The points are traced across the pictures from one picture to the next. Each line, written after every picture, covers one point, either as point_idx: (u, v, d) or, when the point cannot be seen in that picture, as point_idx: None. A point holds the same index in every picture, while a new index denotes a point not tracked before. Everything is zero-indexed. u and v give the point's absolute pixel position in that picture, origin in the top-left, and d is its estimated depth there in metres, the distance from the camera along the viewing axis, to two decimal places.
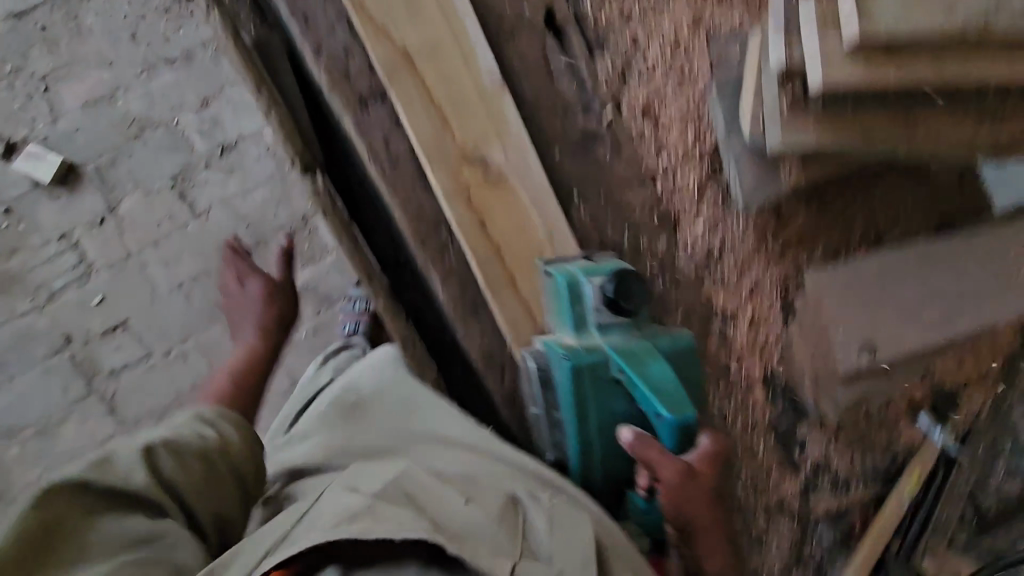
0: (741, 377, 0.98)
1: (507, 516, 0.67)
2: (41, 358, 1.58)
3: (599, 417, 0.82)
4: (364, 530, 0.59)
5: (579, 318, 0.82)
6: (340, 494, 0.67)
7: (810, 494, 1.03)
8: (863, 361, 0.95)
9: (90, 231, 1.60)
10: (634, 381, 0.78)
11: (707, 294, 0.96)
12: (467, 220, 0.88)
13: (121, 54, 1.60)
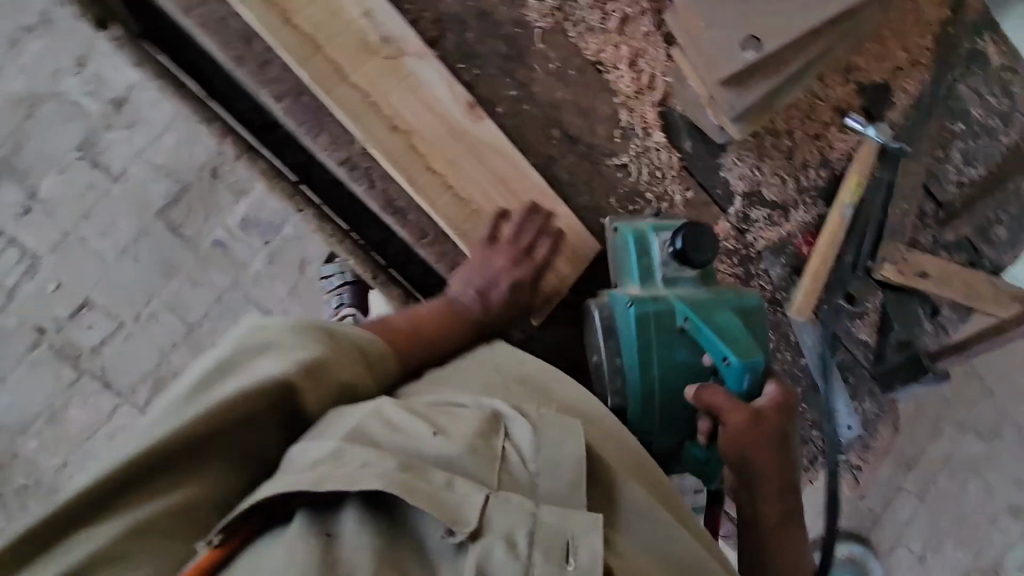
0: (633, 122, 0.91)
1: (485, 432, 0.53)
2: (24, 353, 1.49)
3: (664, 370, 0.73)
4: (317, 481, 0.45)
5: (646, 271, 0.76)
6: (293, 445, 0.51)
7: (744, 228, 0.97)
8: (748, 59, 0.81)
9: (21, 221, 1.48)
10: (701, 331, 0.71)
11: (573, 43, 0.89)
12: (267, 15, 0.74)
13: None
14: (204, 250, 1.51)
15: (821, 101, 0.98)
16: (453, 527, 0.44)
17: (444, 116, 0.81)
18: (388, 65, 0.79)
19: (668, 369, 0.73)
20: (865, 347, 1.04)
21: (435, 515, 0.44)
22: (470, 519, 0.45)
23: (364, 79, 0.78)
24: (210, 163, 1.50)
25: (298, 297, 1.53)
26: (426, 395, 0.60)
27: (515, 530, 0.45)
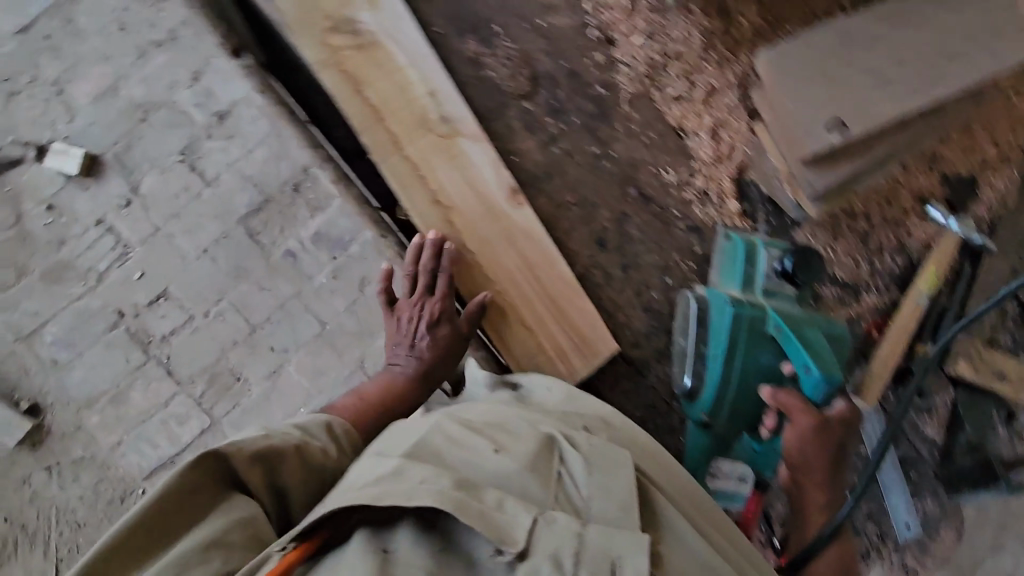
0: (711, 191, 0.93)
1: (541, 459, 0.57)
2: (100, 330, 1.08)
3: (744, 368, 0.79)
4: (379, 495, 0.48)
5: (749, 278, 0.83)
6: (368, 460, 0.56)
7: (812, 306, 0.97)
8: (833, 140, 0.83)
9: (121, 212, 1.09)
10: (790, 340, 0.76)
11: (659, 110, 0.92)
12: (340, 85, 0.81)
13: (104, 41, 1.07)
14: (273, 257, 1.09)
15: (902, 188, 0.97)
16: (503, 546, 0.47)
17: (486, 196, 0.83)
18: (437, 141, 0.83)
19: (750, 367, 0.79)
20: (931, 444, 1.00)
21: (488, 535, 0.47)
22: (520, 538, 0.48)
23: (415, 153, 0.82)
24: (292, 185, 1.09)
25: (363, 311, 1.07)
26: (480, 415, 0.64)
27: (562, 549, 0.47)
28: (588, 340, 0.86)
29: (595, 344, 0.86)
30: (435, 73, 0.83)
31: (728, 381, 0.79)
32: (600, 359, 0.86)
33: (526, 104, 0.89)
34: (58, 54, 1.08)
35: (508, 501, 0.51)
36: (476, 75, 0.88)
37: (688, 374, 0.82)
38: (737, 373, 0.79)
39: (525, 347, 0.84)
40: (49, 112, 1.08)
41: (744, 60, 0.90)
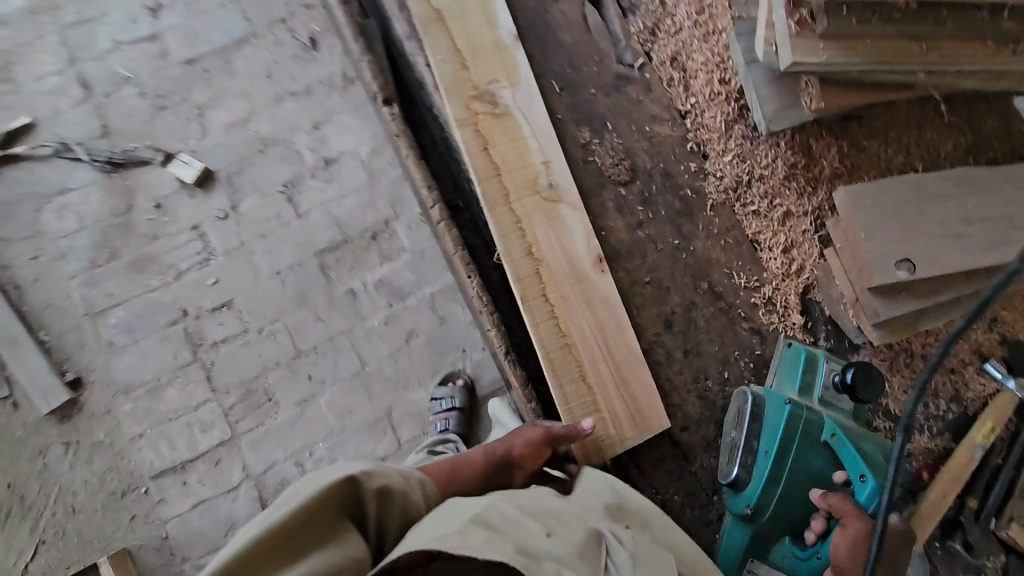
0: (777, 301, 0.99)
1: (587, 551, 0.68)
2: (161, 326, 1.53)
3: (794, 470, 0.81)
4: (451, 548, 0.61)
5: (807, 385, 0.88)
6: (439, 518, 0.68)
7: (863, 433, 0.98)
8: (900, 276, 0.89)
9: (215, 224, 1.58)
10: (846, 447, 0.79)
11: (738, 220, 1.02)
12: (470, 140, 0.94)
13: (257, 89, 1.65)
14: (336, 294, 1.56)
15: (962, 339, 1.01)
16: None
17: (576, 262, 0.92)
18: (543, 204, 0.94)
19: (800, 470, 0.81)
20: None
21: None
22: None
23: (521, 210, 0.93)
24: (372, 229, 1.61)
25: (400, 360, 1.54)
26: (533, 496, 0.75)
27: None
28: (640, 413, 0.90)
29: (646, 420, 0.90)
30: (553, 147, 0.96)
31: (777, 476, 0.81)
32: (648, 435, 0.90)
33: (622, 190, 1.00)
34: (210, 86, 1.64)
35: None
36: (584, 156, 1.00)
37: (736, 466, 0.83)
38: (786, 473, 0.81)
39: (582, 405, 0.89)
40: (184, 130, 1.61)
41: (820, 195, 1.02)
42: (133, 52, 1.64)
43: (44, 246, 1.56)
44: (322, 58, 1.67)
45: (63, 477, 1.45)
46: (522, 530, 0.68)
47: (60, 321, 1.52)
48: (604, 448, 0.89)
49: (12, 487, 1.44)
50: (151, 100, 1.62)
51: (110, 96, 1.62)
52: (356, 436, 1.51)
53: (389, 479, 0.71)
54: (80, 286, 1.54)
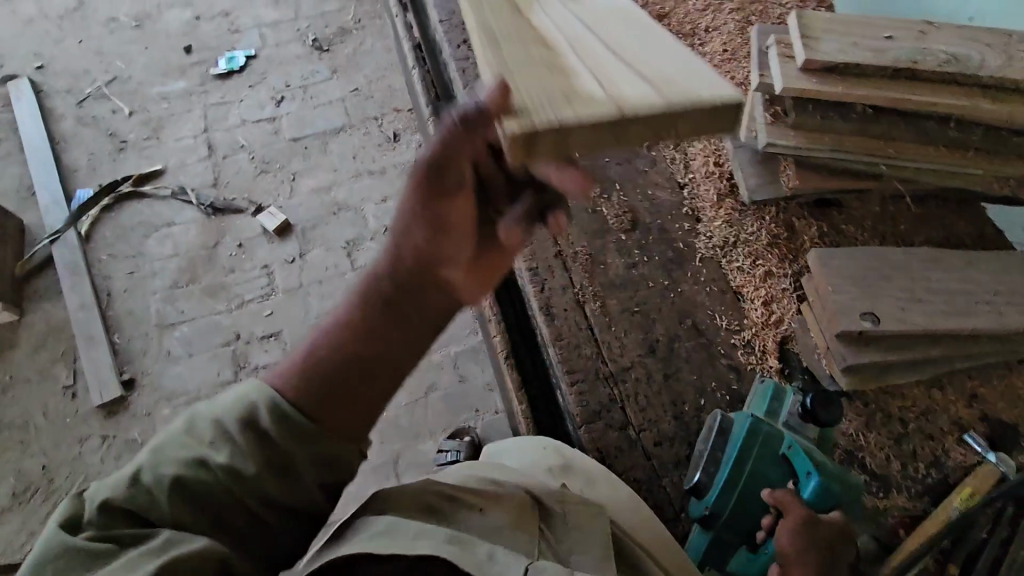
0: (756, 345, 1.09)
1: (525, 519, 0.72)
2: (215, 346, 2.04)
3: (751, 476, 0.87)
4: (381, 544, 0.62)
5: (771, 411, 0.96)
6: (365, 517, 0.68)
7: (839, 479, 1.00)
8: (865, 326, 1.00)
9: (284, 266, 2.17)
10: (800, 456, 0.86)
11: (724, 272, 1.15)
12: None
13: (344, 166, 2.33)
14: None
15: (940, 409, 1.05)
16: None
17: None
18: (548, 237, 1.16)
19: (758, 477, 0.87)
20: None
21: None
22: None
23: None
24: None
25: (414, 409, 1.97)
26: (464, 479, 0.78)
27: None
28: (662, 85, 0.59)
29: (658, 98, 0.56)
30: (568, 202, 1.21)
31: (735, 482, 0.87)
32: (676, 138, 0.58)
33: (624, 236, 1.18)
34: (306, 158, 2.35)
35: (497, 551, 0.65)
36: (592, 208, 1.20)
37: (698, 471, 0.90)
38: (743, 478, 0.87)
39: (547, 94, 0.56)
40: (278, 189, 2.29)
41: (800, 262, 1.15)
42: (253, 139, 2.39)
43: (140, 266, 2.16)
44: (400, 153, 2.36)
45: (92, 467, 1.86)
46: (454, 511, 0.71)
47: (133, 329, 2.06)
48: (581, 134, 0.53)
49: (46, 468, 1.86)
50: (278, 176, 2.31)
51: (221, 158, 2.35)
52: (362, 474, 1.88)
53: (167, 457, 0.61)
54: (157, 302, 2.10)
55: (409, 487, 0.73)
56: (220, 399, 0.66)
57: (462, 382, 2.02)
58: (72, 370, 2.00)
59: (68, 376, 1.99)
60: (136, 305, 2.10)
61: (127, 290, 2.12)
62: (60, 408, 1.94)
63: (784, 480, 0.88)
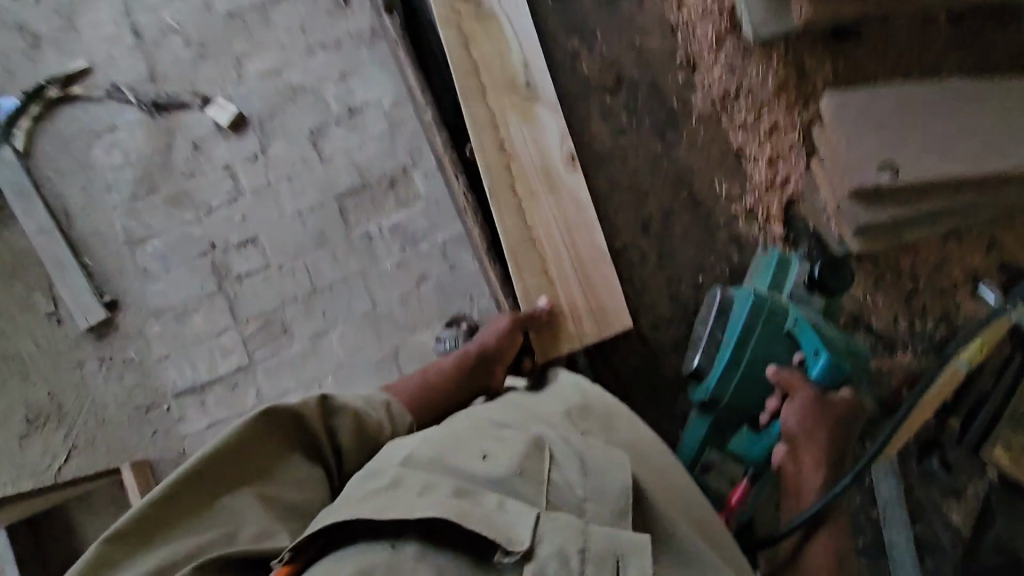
0: (761, 205, 1.32)
1: (532, 455, 0.81)
2: (192, 258, 1.95)
3: (759, 346, 1.08)
4: (378, 510, 0.69)
5: (778, 281, 1.16)
6: (351, 499, 0.72)
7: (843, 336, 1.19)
8: (881, 180, 1.06)
9: (246, 164, 2.00)
10: (802, 331, 1.03)
11: (736, 144, 1.33)
12: (450, 37, 1.33)
13: (292, 41, 2.03)
14: (354, 236, 1.97)
15: (955, 262, 1.20)
16: (510, 548, 0.69)
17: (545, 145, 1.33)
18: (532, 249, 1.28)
19: (765, 350, 1.08)
20: None
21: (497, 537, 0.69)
22: (525, 542, 0.69)
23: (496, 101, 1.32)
24: (391, 174, 2.00)
25: (409, 302, 1.93)
26: (458, 453, 0.80)
27: (565, 546, 0.71)
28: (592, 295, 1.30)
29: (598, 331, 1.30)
30: (543, 203, 1.30)
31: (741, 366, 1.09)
32: None
33: None
34: (246, 34, 2.03)
35: (508, 502, 0.74)
36: None
37: (703, 357, 1.16)
38: (752, 349, 1.09)
39: None
40: (223, 77, 2.03)
41: (809, 110, 1.27)
42: (180, 15, 2.04)
43: (93, 180, 2.00)
44: (352, 17, 2.03)
45: (97, 389, 1.89)
46: (465, 460, 0.80)
47: (103, 248, 1.96)
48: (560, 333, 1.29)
49: (53, 394, 1.88)
50: (219, 61, 2.03)
51: (150, 43, 2.04)
52: (364, 370, 1.90)
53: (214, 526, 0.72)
54: (121, 219, 1.98)
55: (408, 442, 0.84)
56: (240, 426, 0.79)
57: (454, 270, 1.94)
58: (50, 296, 1.93)
59: (48, 304, 1.93)
60: (100, 224, 1.98)
61: (85, 209, 1.98)
62: (49, 336, 1.91)
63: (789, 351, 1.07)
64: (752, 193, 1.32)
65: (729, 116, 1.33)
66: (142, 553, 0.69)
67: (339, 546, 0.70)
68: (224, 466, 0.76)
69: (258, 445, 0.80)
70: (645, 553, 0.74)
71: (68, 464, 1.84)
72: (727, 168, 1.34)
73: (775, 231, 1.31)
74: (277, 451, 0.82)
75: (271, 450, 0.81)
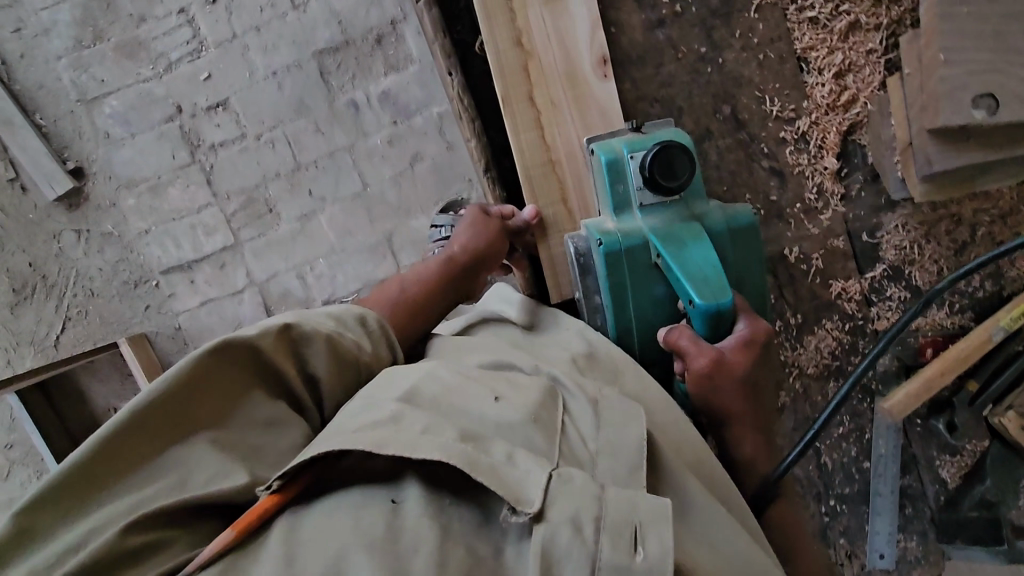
0: (817, 131, 1.04)
1: (546, 405, 0.75)
2: (157, 123, 1.74)
3: (636, 296, 0.93)
4: (380, 442, 0.62)
5: (621, 199, 0.92)
6: (354, 425, 0.66)
7: (873, 299, 1.07)
8: (976, 115, 0.89)
9: (204, 8, 1.69)
10: (669, 264, 0.86)
11: (804, 49, 1.02)
12: None
13: None
14: (338, 105, 1.74)
15: None
16: (519, 509, 0.59)
17: (565, 40, 1.00)
18: (550, 175, 1.03)
19: (643, 296, 0.93)
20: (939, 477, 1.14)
21: (504, 494, 0.59)
22: (535, 503, 0.59)
23: None
24: (378, 29, 1.70)
25: (402, 183, 1.76)
26: (457, 400, 0.73)
27: (581, 516, 0.58)
28: None
29: None
30: (561, 121, 1.01)
31: (628, 329, 0.95)
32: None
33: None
34: None
35: (517, 457, 0.64)
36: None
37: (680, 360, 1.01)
38: (630, 302, 0.93)
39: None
40: None
41: (898, 8, 0.97)
42: None
43: (25, 19, 1.70)
44: None
45: (79, 262, 1.82)
46: (475, 400, 0.73)
47: (55, 107, 1.74)
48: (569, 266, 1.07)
49: (35, 266, 1.82)
50: None
51: None
52: (356, 256, 1.81)
53: (157, 475, 0.62)
54: (68, 71, 1.72)
55: (411, 379, 0.75)
56: (192, 359, 0.66)
57: (451, 150, 1.74)
58: (7, 161, 1.76)
59: (6, 168, 1.77)
60: (45, 77, 1.73)
61: (24, 57, 1.72)
62: (16, 205, 1.79)
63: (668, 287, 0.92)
64: (808, 115, 1.03)
65: (800, 7, 1.01)
66: (97, 502, 0.59)
67: (335, 489, 0.64)
68: (171, 402, 0.64)
69: (211, 380, 0.68)
70: (668, 524, 0.59)
71: (65, 333, 1.85)
72: (783, 78, 1.03)
73: (828, 165, 1.05)
74: (235, 383, 0.70)
75: (224, 383, 0.69)
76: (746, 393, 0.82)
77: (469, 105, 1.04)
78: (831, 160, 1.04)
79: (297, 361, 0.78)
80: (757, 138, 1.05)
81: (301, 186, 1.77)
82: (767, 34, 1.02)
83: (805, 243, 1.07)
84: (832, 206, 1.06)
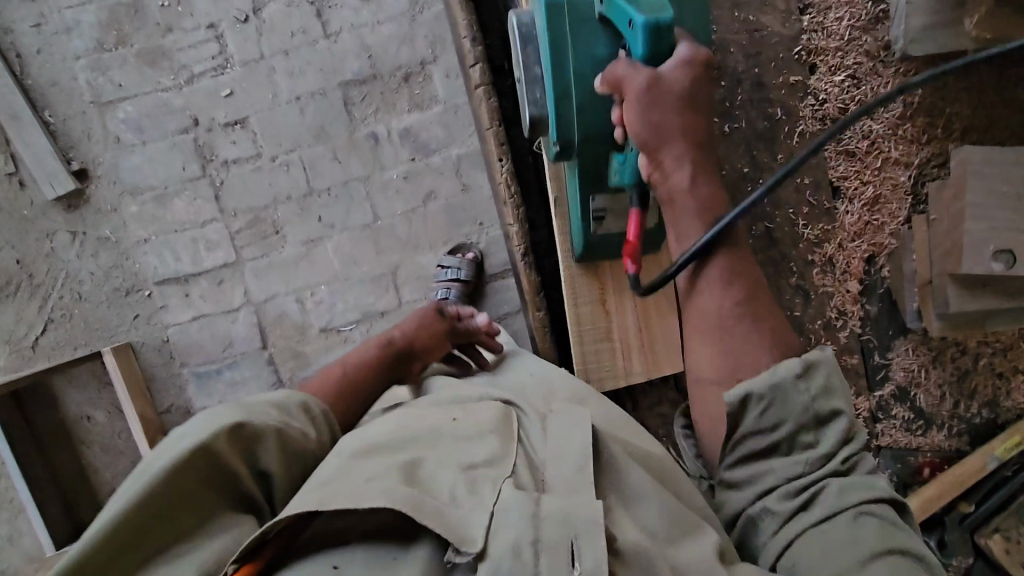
0: (844, 253, 1.17)
1: (501, 429, 0.81)
2: (171, 133, 1.71)
3: (577, 51, 0.88)
4: (327, 499, 0.66)
5: None
6: (313, 490, 0.69)
7: (880, 415, 1.19)
8: (995, 267, 0.95)
9: (234, 26, 1.68)
10: (611, 1, 0.83)
11: (839, 178, 1.16)
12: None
13: None
14: (358, 135, 1.74)
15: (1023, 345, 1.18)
16: (461, 547, 0.63)
17: None
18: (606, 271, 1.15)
19: (584, 51, 0.88)
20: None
21: (446, 534, 0.64)
22: (477, 541, 0.63)
23: None
24: (407, 67, 1.72)
25: (413, 219, 1.76)
26: (419, 429, 0.81)
27: (521, 542, 0.63)
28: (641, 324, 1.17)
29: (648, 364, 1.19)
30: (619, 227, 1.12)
31: (566, 96, 0.90)
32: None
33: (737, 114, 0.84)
34: None
35: (460, 494, 0.68)
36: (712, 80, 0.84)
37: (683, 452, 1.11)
38: (570, 61, 0.89)
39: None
40: None
41: (924, 154, 1.13)
42: None
43: (47, 15, 1.67)
44: None
45: (70, 264, 1.77)
46: (434, 434, 0.80)
47: (66, 106, 1.70)
48: (606, 355, 1.19)
49: (22, 264, 1.76)
50: None
51: None
52: (358, 286, 1.79)
53: None
54: (85, 71, 1.69)
55: (376, 437, 0.80)
56: (146, 482, 0.67)
57: (467, 193, 1.76)
58: (8, 154, 1.71)
59: (6, 161, 1.72)
60: (59, 74, 1.69)
61: (40, 53, 1.68)
62: (11, 200, 1.73)
63: (611, 42, 0.88)
64: (836, 239, 1.17)
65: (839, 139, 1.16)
66: None
67: (291, 557, 0.67)
68: (129, 530, 0.64)
69: (168, 501, 0.67)
70: (600, 535, 0.64)
71: (45, 335, 1.78)
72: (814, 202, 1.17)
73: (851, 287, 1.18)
74: (194, 498, 0.70)
75: (183, 500, 0.69)
76: (684, 123, 0.78)
77: (515, 192, 1.12)
78: (854, 284, 1.17)
79: (248, 458, 0.76)
80: (789, 256, 1.17)
81: (312, 211, 1.76)
82: (807, 159, 1.17)
83: (819, 356, 1.18)
84: (849, 325, 1.18)
